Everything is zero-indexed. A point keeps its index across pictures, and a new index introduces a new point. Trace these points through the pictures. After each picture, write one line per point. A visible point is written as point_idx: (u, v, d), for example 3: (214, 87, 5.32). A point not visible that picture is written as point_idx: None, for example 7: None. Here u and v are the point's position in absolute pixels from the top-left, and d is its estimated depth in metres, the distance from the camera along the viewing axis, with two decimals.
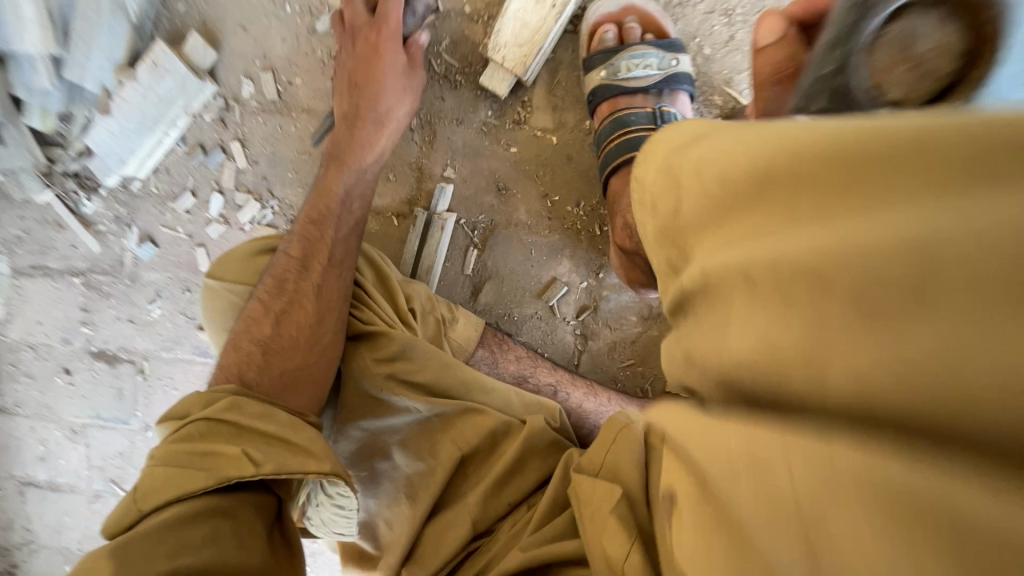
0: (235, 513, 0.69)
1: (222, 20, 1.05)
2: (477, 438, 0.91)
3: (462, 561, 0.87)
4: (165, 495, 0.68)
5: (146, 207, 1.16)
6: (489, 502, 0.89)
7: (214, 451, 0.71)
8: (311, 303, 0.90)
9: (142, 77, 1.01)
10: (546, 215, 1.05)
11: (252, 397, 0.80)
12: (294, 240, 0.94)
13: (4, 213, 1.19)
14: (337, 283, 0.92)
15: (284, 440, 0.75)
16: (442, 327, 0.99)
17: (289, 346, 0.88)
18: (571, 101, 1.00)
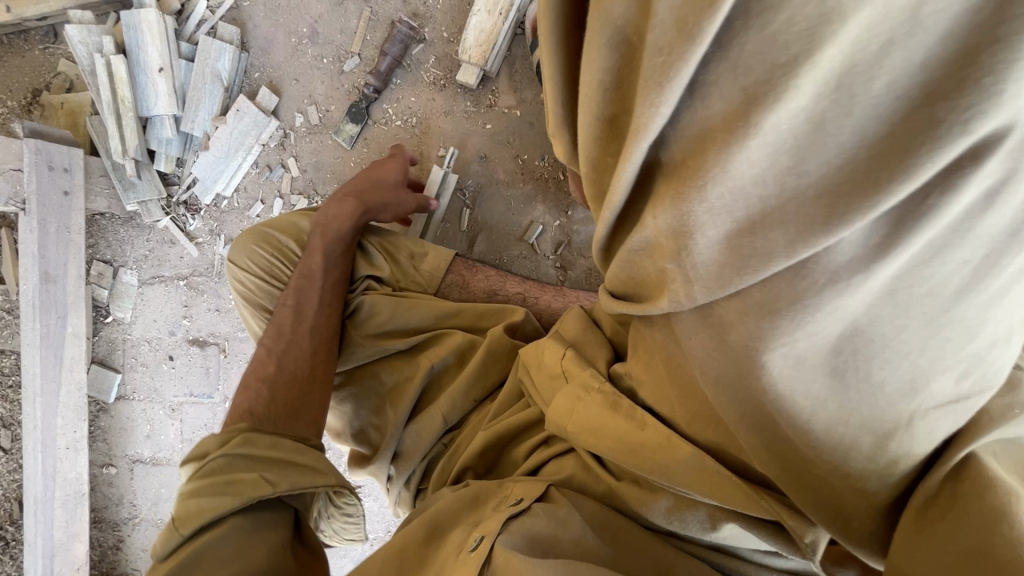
0: (263, 532, 0.87)
1: (282, 75, 1.48)
2: (454, 346, 1.11)
3: (440, 453, 1.09)
4: (202, 519, 0.84)
5: (231, 219, 1.56)
6: (470, 387, 1.07)
7: (235, 480, 0.88)
8: (306, 342, 1.09)
9: (230, 121, 1.46)
10: (520, 171, 1.31)
11: (262, 432, 0.97)
12: (289, 291, 1.14)
13: (136, 238, 1.62)
14: (326, 326, 1.12)
15: (293, 462, 0.95)
16: (413, 264, 1.22)
17: (287, 381, 1.06)
18: (527, 82, 1.30)
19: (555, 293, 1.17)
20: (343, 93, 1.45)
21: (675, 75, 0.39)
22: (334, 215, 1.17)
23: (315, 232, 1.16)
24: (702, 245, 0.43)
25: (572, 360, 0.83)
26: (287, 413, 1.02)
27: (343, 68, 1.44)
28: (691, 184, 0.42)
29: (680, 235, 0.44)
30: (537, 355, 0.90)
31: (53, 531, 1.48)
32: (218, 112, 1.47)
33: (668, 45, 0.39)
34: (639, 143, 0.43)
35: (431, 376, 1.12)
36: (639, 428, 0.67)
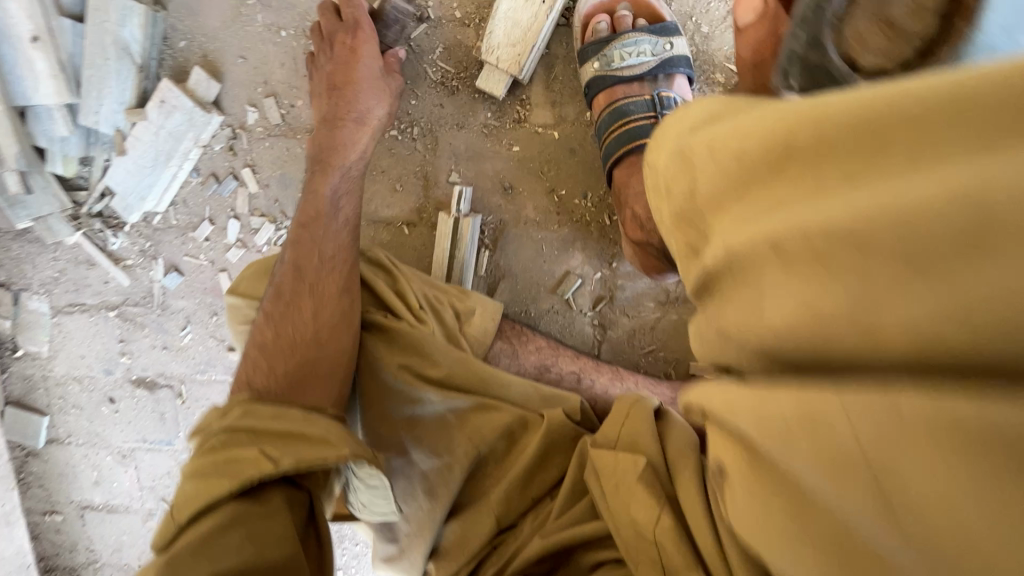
0: (265, 526, 0.63)
1: (222, 52, 1.09)
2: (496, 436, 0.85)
3: (486, 559, 0.82)
4: (187, 511, 0.63)
5: (168, 238, 1.21)
6: (512, 498, 0.84)
7: (233, 454, 0.66)
8: (311, 302, 0.82)
9: (153, 115, 1.06)
10: (554, 210, 1.06)
11: (267, 402, 0.73)
12: (288, 245, 0.87)
13: (39, 257, 1.26)
14: (332, 280, 0.84)
15: (303, 433, 0.69)
16: (457, 321, 0.91)
17: (284, 351, 0.79)
18: (569, 94, 1.01)
19: (612, 377, 1.00)
20: None
21: None
22: (340, 140, 0.91)
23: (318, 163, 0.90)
24: None
25: (669, 529, 0.69)
26: (287, 382, 0.76)
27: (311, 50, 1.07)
28: None
29: None
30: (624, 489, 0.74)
31: None
32: (133, 101, 1.08)
33: None
34: None
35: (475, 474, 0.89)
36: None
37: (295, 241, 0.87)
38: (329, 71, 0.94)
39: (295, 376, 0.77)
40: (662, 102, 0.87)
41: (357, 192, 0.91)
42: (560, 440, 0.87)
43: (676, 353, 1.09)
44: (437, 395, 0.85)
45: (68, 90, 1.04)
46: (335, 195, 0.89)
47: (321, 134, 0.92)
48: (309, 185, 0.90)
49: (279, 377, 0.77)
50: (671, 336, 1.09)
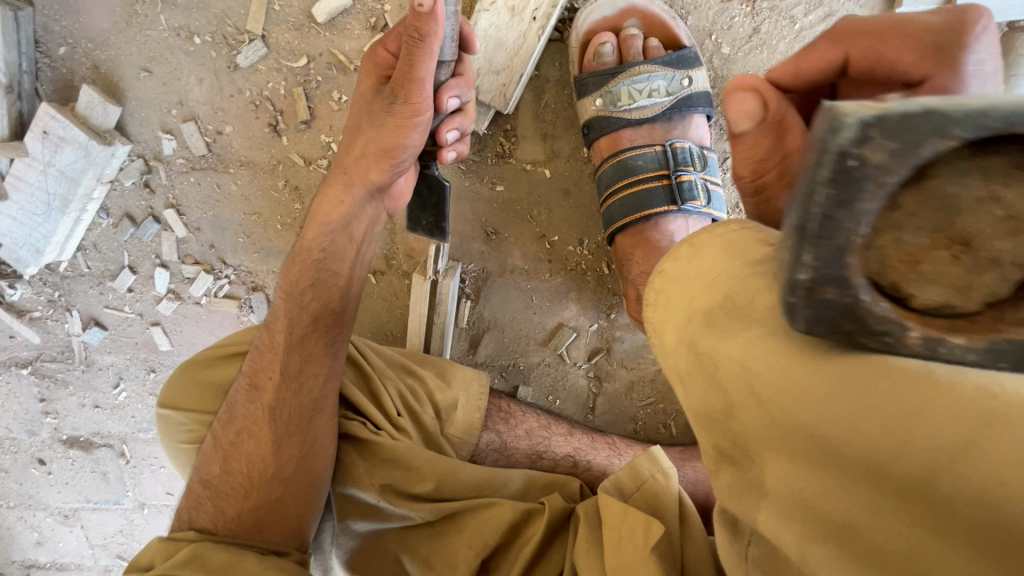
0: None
1: (118, 63, 0.84)
2: (494, 540, 0.76)
3: None
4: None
5: (82, 288, 1.00)
6: None
7: None
8: (267, 428, 0.76)
9: (36, 151, 0.83)
10: (546, 257, 0.92)
11: (218, 545, 0.70)
12: (248, 360, 0.79)
13: None
14: (287, 403, 0.76)
15: None
16: (440, 415, 0.84)
17: (246, 485, 0.75)
18: (563, 126, 0.84)
19: (608, 446, 0.94)
20: (244, 106, 0.86)
21: None
22: (318, 221, 0.76)
23: (298, 251, 0.77)
24: None
25: None
26: (247, 524, 0.73)
27: (236, 63, 0.84)
28: None
29: None
30: (617, 548, 0.68)
31: None
32: (6, 131, 0.83)
33: None
34: None
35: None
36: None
37: (295, 343, 0.77)
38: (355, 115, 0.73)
39: (258, 518, 0.74)
40: (675, 155, 0.73)
41: (326, 283, 0.77)
42: (561, 532, 0.78)
43: (676, 405, 1.01)
44: (425, 506, 0.77)
45: None
46: (295, 293, 0.77)
47: (344, 194, 0.74)
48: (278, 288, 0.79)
49: (238, 516, 0.74)
50: (671, 387, 1.01)
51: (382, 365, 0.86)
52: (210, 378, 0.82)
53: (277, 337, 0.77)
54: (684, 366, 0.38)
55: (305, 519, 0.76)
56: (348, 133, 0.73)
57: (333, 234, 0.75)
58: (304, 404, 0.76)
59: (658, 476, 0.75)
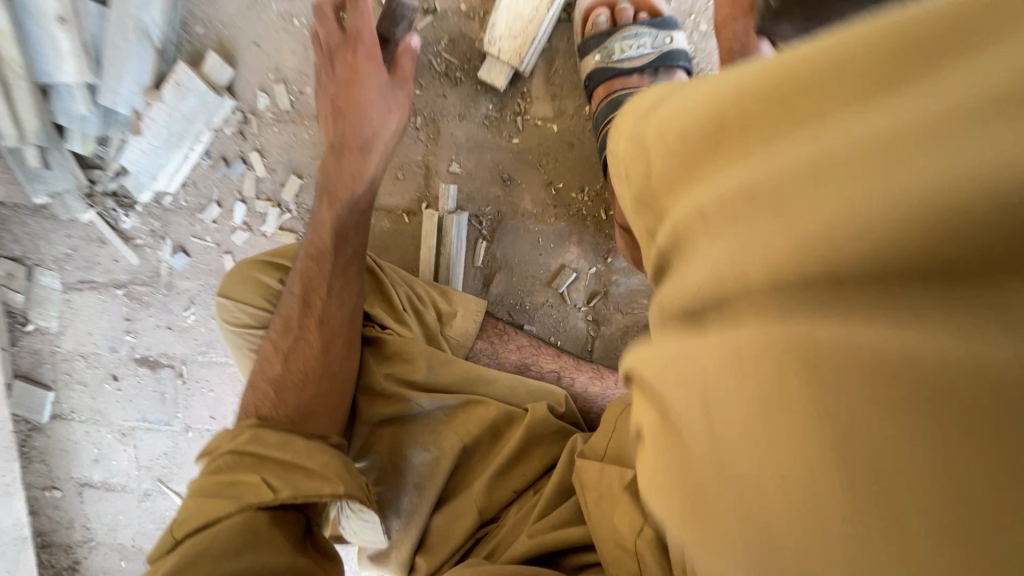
0: (267, 537, 0.72)
1: (237, 38, 1.12)
2: (479, 429, 0.90)
3: (472, 548, 0.88)
4: (196, 522, 0.73)
5: (177, 219, 1.24)
6: (493, 489, 0.89)
7: (240, 480, 0.77)
8: (317, 338, 0.92)
9: (167, 96, 1.08)
10: (552, 203, 1.07)
11: (277, 426, 0.85)
12: (294, 276, 0.94)
13: (52, 234, 1.29)
14: (337, 318, 0.93)
15: (300, 465, 0.80)
16: (440, 322, 0.97)
17: (299, 386, 0.90)
18: (569, 88, 1.02)
19: (594, 374, 1.02)
20: None
21: None
22: (345, 171, 0.95)
23: (324, 199, 0.96)
24: None
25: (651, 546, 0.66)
26: (305, 411, 0.88)
27: None
28: None
29: None
30: (598, 505, 0.75)
31: None
32: (150, 83, 1.11)
33: None
34: None
35: (457, 456, 0.90)
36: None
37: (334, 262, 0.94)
38: (334, 93, 0.93)
39: (313, 407, 0.88)
40: None
41: (363, 223, 0.98)
42: (541, 433, 0.90)
43: None
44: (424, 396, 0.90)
45: (89, 70, 1.07)
46: (340, 223, 0.95)
47: (365, 160, 0.95)
48: (317, 217, 0.96)
49: (296, 404, 0.88)
50: None
51: (396, 276, 1.01)
52: (259, 275, 0.99)
53: (323, 264, 0.93)
54: (626, 156, 0.47)
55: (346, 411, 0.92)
56: (342, 102, 0.93)
57: (358, 180, 0.95)
58: (347, 315, 0.93)
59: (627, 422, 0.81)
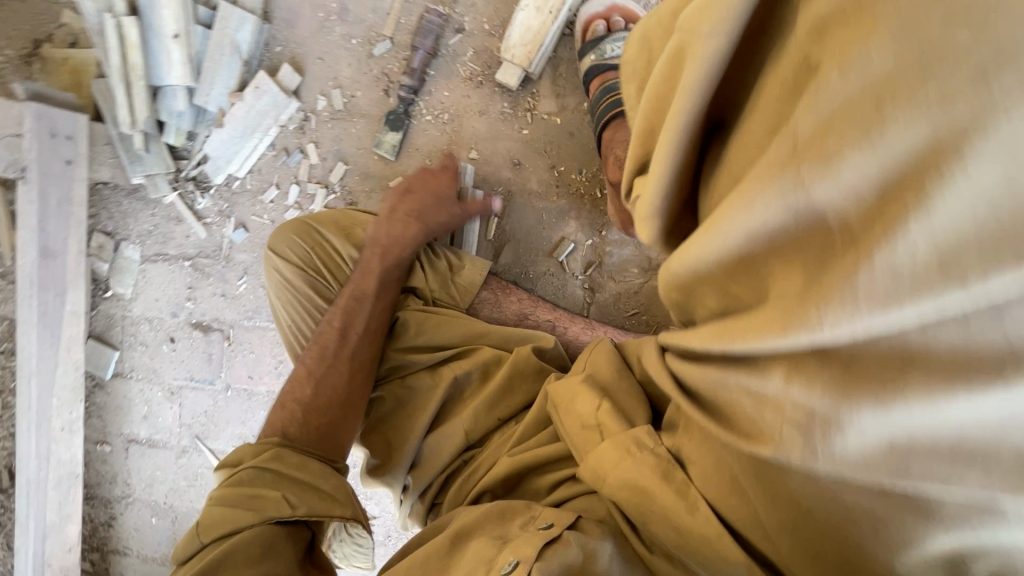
0: (278, 549, 0.81)
1: (306, 54, 1.39)
2: (472, 365, 1.07)
3: (459, 470, 1.05)
4: (221, 528, 0.83)
5: (242, 201, 1.48)
6: (481, 417, 1.04)
7: (261, 494, 0.87)
8: (345, 370, 1.06)
9: (248, 97, 1.37)
10: (554, 183, 1.25)
11: (294, 448, 0.96)
12: (336, 310, 1.10)
13: (140, 212, 1.54)
14: (366, 354, 1.08)
15: (315, 485, 0.91)
16: (450, 272, 1.17)
17: (319, 411, 1.03)
18: (571, 88, 1.22)
19: (585, 326, 1.18)
20: (371, 79, 1.35)
21: (870, 310, 0.37)
22: (388, 237, 1.12)
23: (371, 250, 1.11)
24: (849, 444, 0.43)
25: (606, 412, 0.85)
26: (316, 434, 1.00)
27: (373, 52, 1.34)
28: (875, 393, 0.41)
29: (819, 426, 0.44)
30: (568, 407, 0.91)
31: (45, 514, 1.40)
32: (235, 87, 1.39)
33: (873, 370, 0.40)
34: (804, 341, 0.42)
35: (453, 387, 1.07)
36: (689, 513, 0.68)
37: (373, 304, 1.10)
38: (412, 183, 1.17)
39: (323, 434, 1.01)
40: None
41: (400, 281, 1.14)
42: (524, 370, 1.05)
43: (656, 316, 1.23)
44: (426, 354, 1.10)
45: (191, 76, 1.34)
46: (381, 279, 1.11)
47: (416, 235, 1.13)
48: (361, 264, 1.12)
49: (315, 428, 1.01)
50: (652, 299, 1.23)
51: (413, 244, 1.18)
52: (298, 241, 1.16)
53: (362, 308, 1.09)
54: (635, 72, 0.67)
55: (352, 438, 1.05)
56: (415, 196, 1.15)
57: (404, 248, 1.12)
58: (373, 353, 1.09)
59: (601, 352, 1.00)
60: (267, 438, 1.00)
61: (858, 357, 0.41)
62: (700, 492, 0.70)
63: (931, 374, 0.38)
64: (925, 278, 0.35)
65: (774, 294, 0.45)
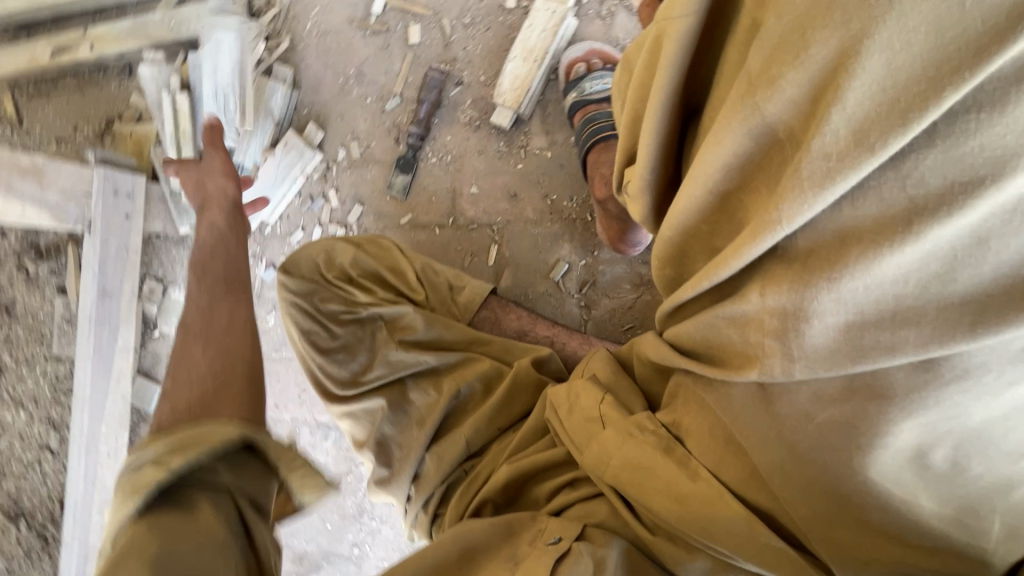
0: (194, 525, 0.65)
1: (328, 113, 1.58)
2: (474, 379, 1.13)
3: (458, 480, 1.08)
4: (117, 529, 0.65)
5: (273, 244, 1.63)
6: (482, 427, 1.09)
7: (139, 475, 0.67)
8: (208, 342, 0.98)
9: (279, 153, 1.55)
10: (549, 211, 1.36)
11: (171, 427, 0.79)
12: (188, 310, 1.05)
13: (186, 258, 1.72)
14: (230, 318, 1.03)
15: (195, 436, 0.72)
16: (452, 291, 1.27)
17: (197, 388, 0.89)
18: (559, 125, 1.36)
19: (583, 341, 1.24)
20: (384, 130, 1.53)
21: (833, 182, 0.56)
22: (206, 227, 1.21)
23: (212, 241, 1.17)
24: (818, 332, 0.62)
25: (610, 406, 0.90)
26: (197, 408, 0.84)
27: (385, 107, 1.53)
28: (826, 274, 0.60)
29: (791, 323, 0.64)
30: (569, 411, 0.94)
31: (89, 537, 1.54)
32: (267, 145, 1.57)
33: (829, 246, 0.60)
34: (775, 231, 0.61)
35: (455, 401, 1.12)
36: (691, 480, 0.78)
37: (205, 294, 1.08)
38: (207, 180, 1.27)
39: (189, 406, 0.84)
40: None
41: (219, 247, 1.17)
42: (523, 383, 1.10)
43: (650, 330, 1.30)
44: (432, 353, 1.15)
45: None
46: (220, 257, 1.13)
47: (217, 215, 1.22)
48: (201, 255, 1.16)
49: (180, 406, 0.85)
50: (645, 314, 1.31)
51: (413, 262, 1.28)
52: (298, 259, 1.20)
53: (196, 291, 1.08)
54: (619, 86, 0.86)
55: (243, 403, 0.89)
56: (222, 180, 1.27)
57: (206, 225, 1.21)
58: (234, 317, 1.04)
59: (600, 354, 1.02)
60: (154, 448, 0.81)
61: (813, 249, 0.61)
62: (701, 462, 0.80)
63: (864, 247, 0.57)
64: (846, 155, 0.54)
65: (755, 206, 0.66)
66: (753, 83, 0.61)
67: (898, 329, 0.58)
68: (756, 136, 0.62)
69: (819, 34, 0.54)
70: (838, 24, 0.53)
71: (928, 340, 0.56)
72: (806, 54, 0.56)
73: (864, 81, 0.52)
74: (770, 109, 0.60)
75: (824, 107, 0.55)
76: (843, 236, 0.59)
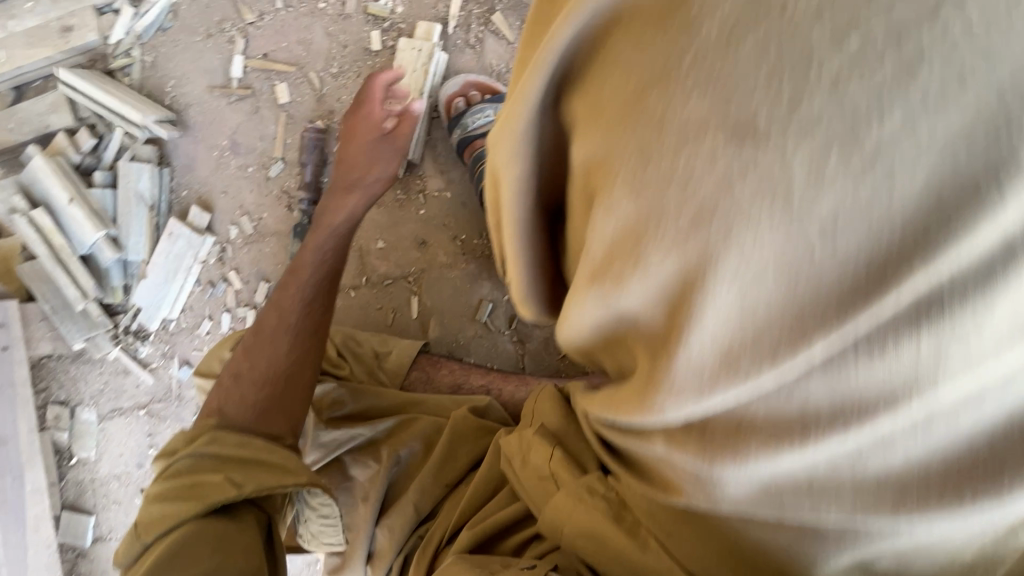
0: (237, 535, 0.83)
1: (211, 191, 1.47)
2: (414, 441, 1.06)
3: (414, 548, 0.98)
4: (161, 524, 0.82)
5: (183, 338, 1.52)
6: (430, 487, 1.00)
7: (197, 483, 0.85)
8: (292, 337, 1.02)
9: (165, 245, 1.46)
10: (461, 252, 1.32)
11: (226, 432, 0.93)
12: (274, 287, 1.06)
13: (89, 373, 1.56)
14: (306, 324, 1.02)
15: (258, 459, 0.90)
16: (376, 359, 1.21)
17: (252, 382, 0.97)
18: (452, 163, 1.31)
19: (519, 382, 1.22)
20: (273, 199, 1.44)
21: (705, 393, 0.45)
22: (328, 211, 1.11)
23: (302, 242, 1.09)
24: (732, 493, 0.50)
25: (560, 463, 0.84)
26: (256, 413, 0.96)
27: (269, 175, 1.43)
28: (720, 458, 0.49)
29: (698, 483, 0.53)
30: (524, 463, 0.90)
31: None
32: (148, 235, 1.46)
33: (718, 443, 0.48)
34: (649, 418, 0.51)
35: (397, 466, 1.04)
36: (640, 549, 0.72)
37: (322, 277, 1.08)
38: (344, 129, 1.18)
39: (260, 405, 0.96)
40: None
41: (339, 249, 1.10)
42: (464, 431, 1.05)
43: None
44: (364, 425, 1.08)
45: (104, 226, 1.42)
46: (317, 256, 1.08)
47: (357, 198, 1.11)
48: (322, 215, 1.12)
49: (253, 401, 0.96)
50: None
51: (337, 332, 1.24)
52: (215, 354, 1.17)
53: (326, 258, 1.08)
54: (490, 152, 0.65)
55: (297, 418, 1.00)
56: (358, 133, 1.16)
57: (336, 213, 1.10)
58: (306, 323, 1.03)
59: (546, 392, 0.97)
60: (204, 420, 0.97)
61: (706, 430, 0.49)
62: (650, 528, 0.72)
63: (763, 439, 0.46)
64: (721, 374, 0.43)
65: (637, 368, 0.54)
66: (599, 265, 0.47)
67: (826, 500, 0.46)
68: (614, 316, 0.50)
69: (659, 246, 0.42)
70: (681, 238, 0.40)
71: (860, 510, 0.45)
72: (649, 259, 0.43)
73: (723, 304, 0.41)
74: (625, 297, 0.47)
75: (683, 315, 0.43)
76: (734, 429, 0.47)
